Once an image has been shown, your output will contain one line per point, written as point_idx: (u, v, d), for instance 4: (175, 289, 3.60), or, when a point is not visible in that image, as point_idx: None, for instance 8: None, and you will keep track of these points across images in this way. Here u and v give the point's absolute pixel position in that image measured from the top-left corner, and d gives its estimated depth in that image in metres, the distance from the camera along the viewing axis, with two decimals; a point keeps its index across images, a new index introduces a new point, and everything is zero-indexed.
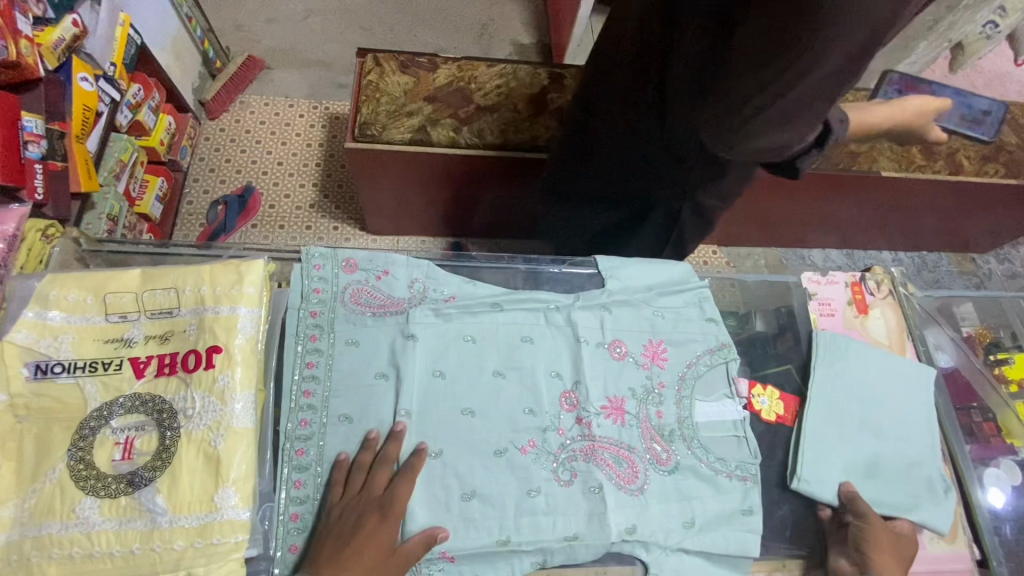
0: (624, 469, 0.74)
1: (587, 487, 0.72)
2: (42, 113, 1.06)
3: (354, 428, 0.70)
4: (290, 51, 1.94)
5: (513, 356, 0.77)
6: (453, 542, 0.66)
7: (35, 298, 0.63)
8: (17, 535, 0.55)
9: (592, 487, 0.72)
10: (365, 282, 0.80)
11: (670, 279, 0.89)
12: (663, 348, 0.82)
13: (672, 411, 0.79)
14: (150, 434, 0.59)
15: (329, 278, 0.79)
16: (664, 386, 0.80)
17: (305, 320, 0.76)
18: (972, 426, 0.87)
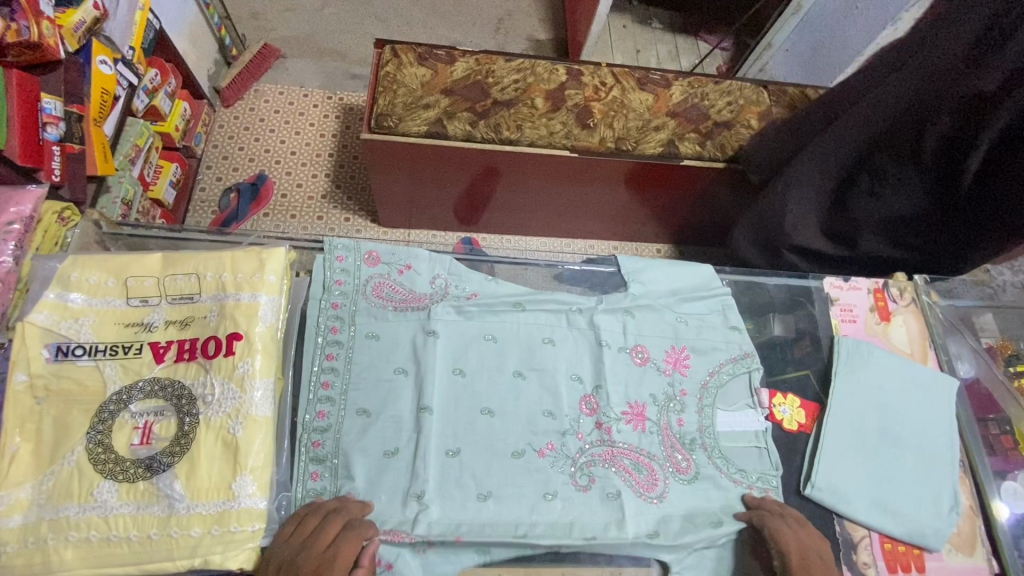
0: (644, 477, 0.73)
1: (604, 493, 0.71)
2: (61, 94, 1.05)
3: (376, 423, 0.70)
4: (306, 40, 1.93)
5: (533, 357, 0.77)
6: (468, 531, 0.65)
7: (56, 280, 0.63)
8: (34, 517, 0.55)
9: (609, 493, 0.71)
10: (388, 276, 0.80)
11: (693, 285, 0.89)
12: (686, 355, 0.82)
13: (693, 419, 0.79)
14: (169, 420, 0.59)
15: (351, 270, 0.78)
16: (685, 394, 0.80)
17: (326, 310, 0.75)
18: (991, 439, 0.85)
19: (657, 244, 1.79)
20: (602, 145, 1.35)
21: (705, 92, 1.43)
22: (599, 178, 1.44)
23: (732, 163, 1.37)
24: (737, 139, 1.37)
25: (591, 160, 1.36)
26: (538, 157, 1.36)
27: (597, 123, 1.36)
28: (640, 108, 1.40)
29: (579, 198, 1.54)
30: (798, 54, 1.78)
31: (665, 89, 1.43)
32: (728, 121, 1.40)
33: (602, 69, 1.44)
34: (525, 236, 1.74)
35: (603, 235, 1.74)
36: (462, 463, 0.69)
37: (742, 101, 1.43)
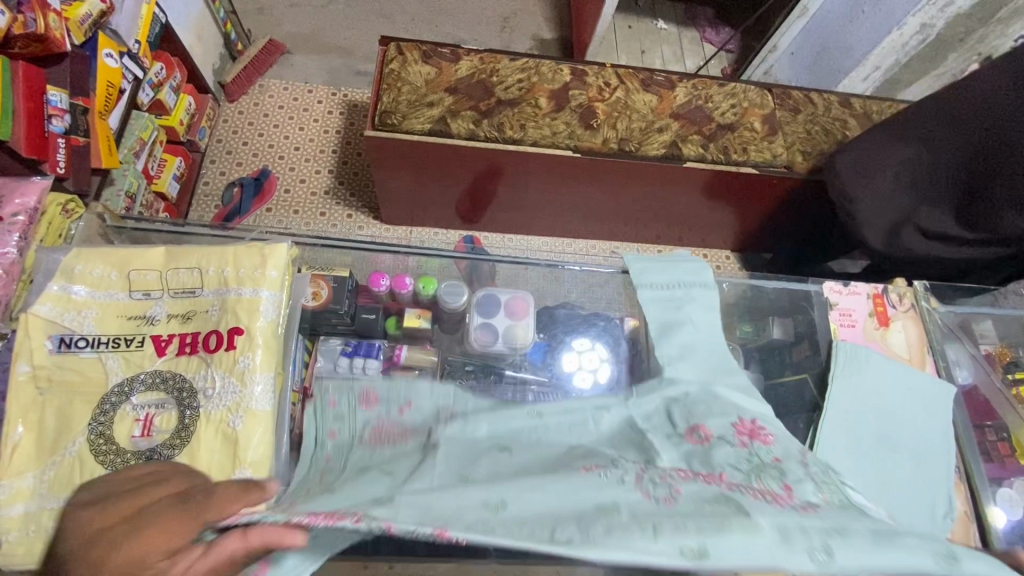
0: (768, 493, 0.49)
1: (696, 499, 0.47)
2: (67, 87, 1.06)
3: (356, 479, 0.54)
4: (311, 36, 1.93)
5: (552, 466, 0.54)
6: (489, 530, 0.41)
7: (60, 272, 0.63)
8: (35, 506, 0.55)
9: (704, 498, 0.48)
10: (386, 417, 0.65)
11: (744, 385, 0.68)
12: (759, 426, 0.61)
13: (808, 489, 0.52)
14: (169, 413, 0.59)
15: (344, 415, 0.67)
16: (779, 461, 0.56)
17: (319, 463, 0.63)
18: (988, 446, 0.85)
19: (659, 245, 1.79)
20: (605, 146, 1.35)
21: (709, 94, 1.44)
22: (601, 179, 1.44)
23: (734, 165, 1.37)
24: (739, 142, 1.38)
25: (593, 161, 1.36)
26: (542, 157, 1.36)
27: (601, 123, 1.36)
28: (644, 110, 1.40)
29: (581, 198, 1.54)
30: (803, 57, 1.78)
31: (669, 91, 1.43)
32: (731, 124, 1.40)
33: (606, 70, 1.44)
34: (526, 235, 1.75)
35: (605, 236, 1.74)
36: (468, 491, 0.47)
37: (746, 104, 1.43)
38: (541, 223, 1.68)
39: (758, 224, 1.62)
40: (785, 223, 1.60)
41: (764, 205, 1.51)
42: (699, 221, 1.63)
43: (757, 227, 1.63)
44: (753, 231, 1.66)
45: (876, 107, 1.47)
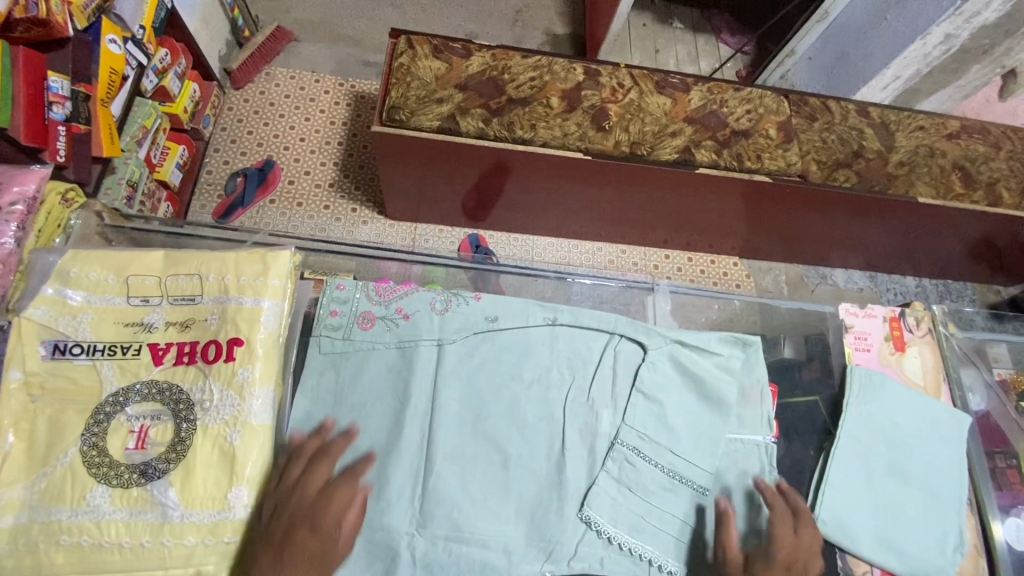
0: (655, 384, 0.78)
1: (583, 363, 0.79)
2: (69, 73, 1.04)
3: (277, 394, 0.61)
4: (320, 24, 1.90)
5: (516, 415, 0.75)
6: (412, 313, 0.78)
7: (55, 274, 0.61)
8: (25, 518, 0.54)
9: (587, 366, 0.79)
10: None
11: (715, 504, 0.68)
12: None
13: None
14: (165, 424, 0.58)
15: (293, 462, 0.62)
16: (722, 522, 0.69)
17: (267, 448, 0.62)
18: (998, 474, 0.83)
19: (666, 249, 1.78)
20: (616, 149, 1.32)
21: (725, 99, 1.40)
22: (613, 180, 1.40)
23: (747, 172, 1.34)
24: (753, 149, 1.35)
25: (605, 164, 1.33)
26: (552, 158, 1.32)
27: (613, 125, 1.34)
28: (658, 113, 1.37)
29: (588, 199, 1.51)
30: (822, 62, 1.73)
31: (684, 94, 1.40)
32: (746, 130, 1.37)
33: (620, 70, 1.41)
34: (533, 235, 1.73)
35: (611, 238, 1.72)
36: (422, 358, 0.75)
37: (762, 110, 1.40)
38: (547, 224, 1.66)
39: (768, 230, 1.59)
40: (797, 232, 1.58)
41: (777, 213, 1.49)
42: (709, 226, 1.60)
43: (766, 235, 1.62)
44: (762, 238, 1.64)
45: (895, 117, 1.44)
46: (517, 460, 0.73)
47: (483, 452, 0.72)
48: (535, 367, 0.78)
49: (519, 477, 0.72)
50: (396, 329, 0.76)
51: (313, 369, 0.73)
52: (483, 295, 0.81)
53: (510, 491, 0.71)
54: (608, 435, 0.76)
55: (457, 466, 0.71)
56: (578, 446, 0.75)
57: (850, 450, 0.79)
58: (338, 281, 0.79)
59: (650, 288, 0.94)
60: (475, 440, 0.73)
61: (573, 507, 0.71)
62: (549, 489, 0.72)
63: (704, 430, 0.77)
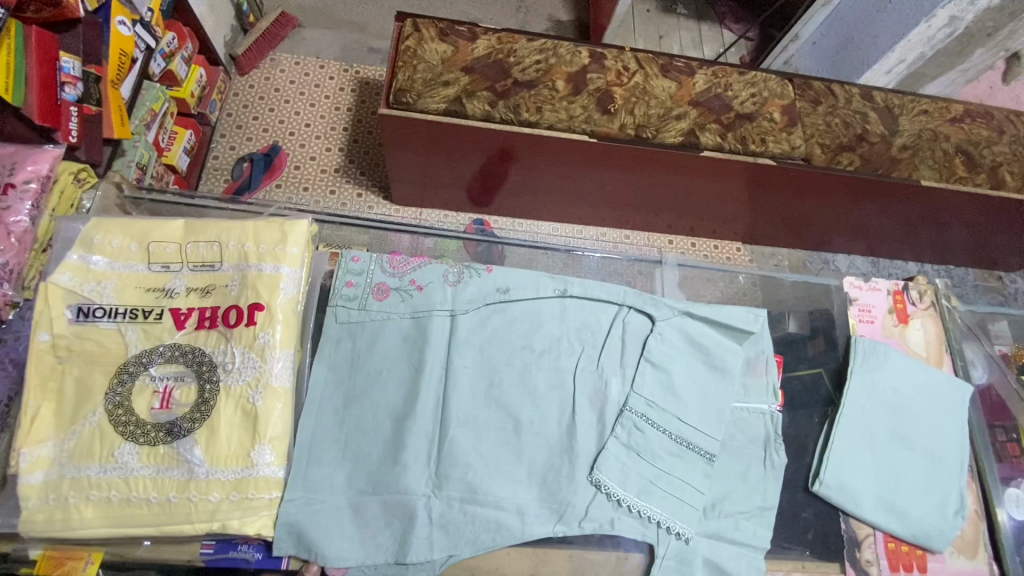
0: (660, 355, 0.80)
1: (591, 334, 0.81)
2: (80, 54, 1.04)
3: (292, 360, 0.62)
4: (324, 11, 1.90)
5: (526, 383, 0.76)
6: (425, 284, 0.79)
7: (80, 241, 0.63)
8: (56, 474, 0.56)
9: (596, 336, 0.81)
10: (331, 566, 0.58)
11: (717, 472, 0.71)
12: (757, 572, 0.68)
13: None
14: (189, 385, 0.59)
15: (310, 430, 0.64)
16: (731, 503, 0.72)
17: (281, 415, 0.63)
18: (998, 446, 0.85)
19: (670, 234, 1.79)
20: (621, 132, 1.33)
21: (729, 83, 1.41)
22: (618, 164, 1.41)
23: (751, 156, 1.34)
24: (758, 132, 1.35)
25: (610, 147, 1.34)
26: (557, 141, 1.33)
27: (619, 108, 1.34)
28: (663, 96, 1.37)
29: (593, 183, 1.52)
30: (826, 47, 1.73)
31: (688, 77, 1.41)
32: (751, 114, 1.37)
33: (625, 54, 1.42)
34: (537, 219, 1.74)
35: (615, 223, 1.73)
36: (434, 327, 0.77)
37: (766, 94, 1.40)
38: (552, 209, 1.68)
39: (771, 215, 1.60)
40: (800, 217, 1.59)
41: (781, 198, 1.50)
42: (713, 211, 1.62)
43: (770, 220, 1.63)
44: (765, 223, 1.65)
45: (899, 101, 1.44)
46: (529, 426, 0.74)
47: (496, 417, 0.74)
48: (545, 337, 0.79)
49: (531, 443, 0.74)
50: (410, 300, 0.78)
51: (330, 338, 0.75)
52: (495, 268, 0.83)
53: (522, 455, 0.73)
54: (617, 402, 0.77)
55: (470, 431, 0.73)
56: (588, 413, 0.76)
57: (854, 418, 0.81)
58: (353, 253, 0.81)
59: (658, 261, 0.96)
60: (488, 406, 0.75)
61: (583, 470, 0.73)
62: (560, 453, 0.74)
63: (709, 398, 0.79)
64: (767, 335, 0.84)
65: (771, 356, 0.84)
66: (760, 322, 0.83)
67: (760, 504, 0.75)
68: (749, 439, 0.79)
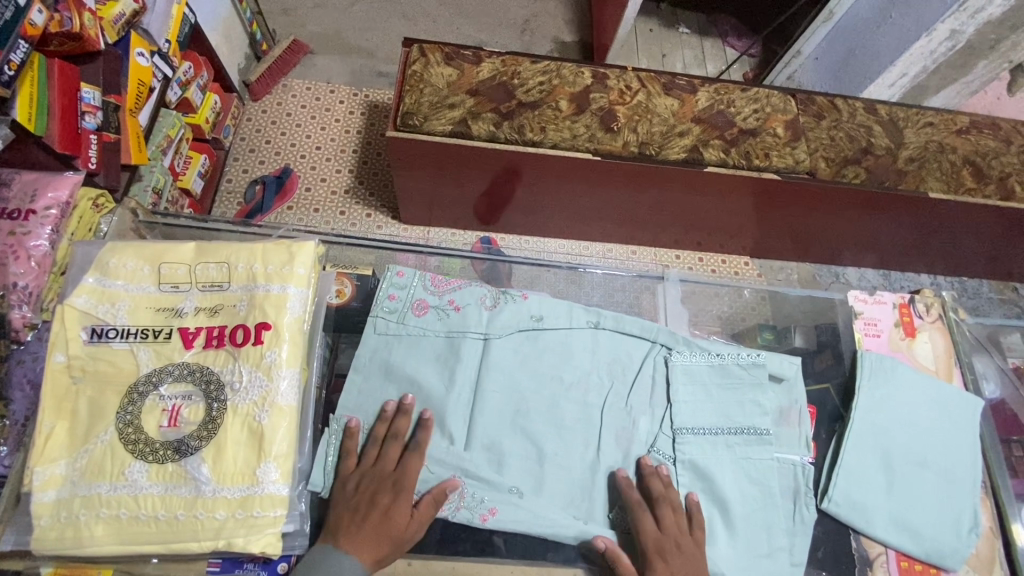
0: (689, 387, 0.80)
1: (617, 369, 0.83)
2: (100, 85, 1.08)
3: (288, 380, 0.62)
4: (334, 37, 1.96)
5: (554, 415, 0.78)
6: (460, 314, 0.82)
7: (96, 265, 0.65)
8: (67, 492, 0.57)
9: (624, 371, 0.83)
10: None
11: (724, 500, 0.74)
12: None
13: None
14: (197, 404, 0.61)
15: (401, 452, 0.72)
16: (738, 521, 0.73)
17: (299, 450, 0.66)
18: (1014, 462, 0.83)
19: (677, 249, 1.79)
20: (625, 149, 1.34)
21: (732, 99, 1.42)
22: (623, 181, 1.42)
23: (756, 170, 1.35)
24: (762, 147, 1.36)
25: (614, 165, 1.35)
26: (562, 159, 1.35)
27: (622, 127, 1.36)
28: (666, 114, 1.38)
29: (600, 201, 1.53)
30: (827, 62, 1.74)
31: (691, 95, 1.42)
32: (754, 129, 1.38)
33: (628, 73, 1.44)
34: (544, 237, 1.76)
35: (622, 239, 1.74)
36: (464, 354, 0.79)
37: (769, 109, 1.41)
38: (559, 227, 1.70)
39: (779, 230, 1.60)
40: (807, 231, 1.59)
41: (787, 210, 1.49)
42: (720, 226, 1.62)
43: (779, 234, 1.62)
44: (773, 237, 1.65)
45: (903, 114, 1.44)
46: (553, 458, 0.75)
47: (521, 446, 0.75)
48: (575, 370, 0.81)
49: (553, 474, 0.74)
50: (446, 319, 0.82)
51: (368, 346, 0.79)
52: (530, 295, 0.86)
53: (544, 486, 0.74)
54: (644, 442, 0.78)
55: (492, 456, 0.74)
56: (613, 451, 0.77)
57: (866, 435, 0.80)
58: (397, 268, 0.86)
59: (659, 277, 0.97)
60: (514, 434, 0.76)
61: (603, 509, 0.74)
62: (581, 491, 0.74)
63: (728, 418, 0.78)
64: (801, 385, 0.82)
65: (804, 406, 0.81)
66: (794, 368, 0.82)
67: (789, 560, 0.72)
68: (778, 489, 0.75)
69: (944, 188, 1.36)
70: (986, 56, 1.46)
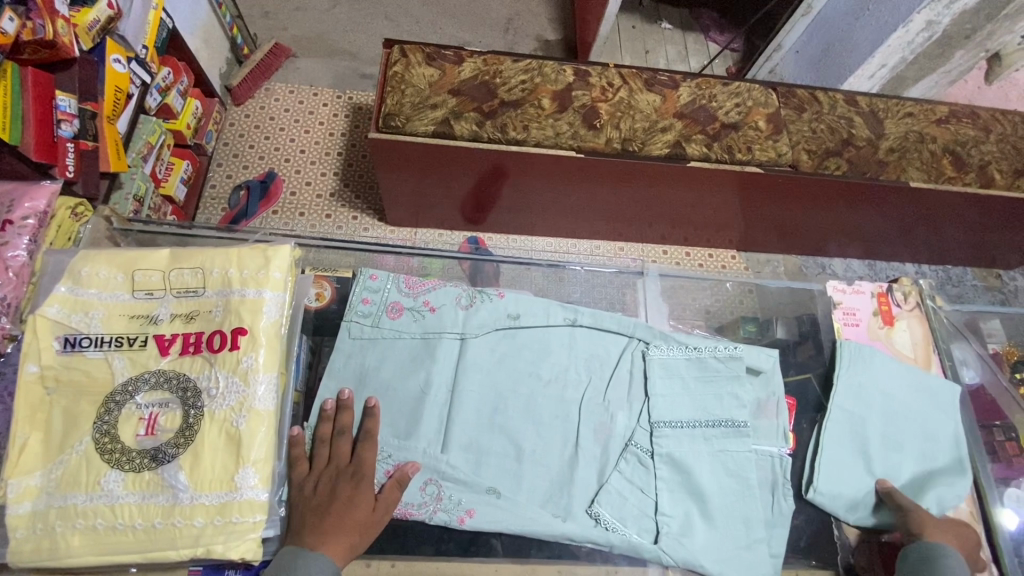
0: (665, 380, 0.80)
1: (594, 365, 0.83)
2: (75, 92, 1.07)
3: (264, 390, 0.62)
4: (316, 40, 1.95)
5: (531, 412, 0.78)
6: (434, 315, 0.82)
7: (68, 274, 0.64)
8: (43, 504, 0.57)
9: (601, 367, 0.83)
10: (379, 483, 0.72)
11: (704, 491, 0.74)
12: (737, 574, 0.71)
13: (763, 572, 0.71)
14: (174, 412, 0.60)
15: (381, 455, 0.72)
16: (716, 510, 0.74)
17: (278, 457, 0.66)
18: (994, 446, 0.84)
19: (664, 244, 1.80)
20: (608, 146, 1.35)
21: (713, 94, 1.43)
22: (607, 178, 1.43)
23: (739, 164, 1.36)
24: (744, 141, 1.37)
25: (597, 161, 1.35)
26: (545, 157, 1.35)
27: (604, 123, 1.36)
28: (648, 110, 1.39)
29: (585, 198, 1.54)
30: (808, 55, 1.75)
31: (672, 90, 1.43)
32: (736, 123, 1.39)
33: (610, 70, 1.44)
34: (531, 236, 1.76)
35: (609, 236, 1.75)
36: (439, 355, 0.80)
37: (750, 103, 1.42)
38: (546, 225, 1.69)
39: (764, 223, 1.61)
40: (792, 223, 1.60)
41: (770, 203, 1.50)
42: (705, 220, 1.63)
43: (764, 226, 1.63)
44: (758, 230, 1.66)
45: (883, 105, 1.46)
46: (530, 455, 0.75)
47: (498, 443, 0.76)
48: (552, 366, 0.82)
49: (531, 470, 0.75)
50: (422, 320, 0.81)
51: (343, 351, 0.79)
52: (506, 293, 0.85)
53: (522, 482, 0.74)
54: (622, 436, 0.78)
55: (471, 455, 0.74)
56: (592, 446, 0.77)
57: (843, 423, 0.81)
58: (369, 272, 0.85)
59: (641, 272, 0.98)
60: (492, 433, 0.76)
61: (582, 503, 0.74)
62: (560, 486, 0.74)
63: (706, 410, 0.79)
64: (778, 376, 0.82)
65: (782, 399, 0.82)
66: (771, 361, 0.83)
67: (768, 552, 0.73)
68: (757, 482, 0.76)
69: (925, 177, 1.37)
70: (963, 46, 1.48)
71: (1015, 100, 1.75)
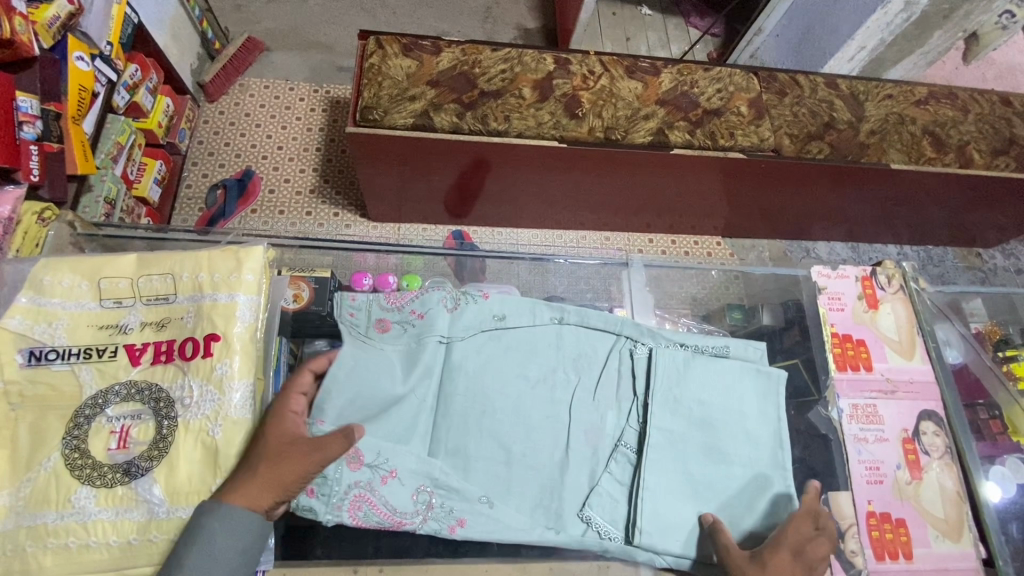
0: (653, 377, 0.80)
1: (581, 364, 0.82)
2: (37, 93, 1.03)
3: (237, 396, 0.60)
4: (290, 33, 1.90)
5: (520, 414, 0.77)
6: (419, 316, 0.80)
7: (29, 283, 0.61)
8: (12, 525, 0.54)
9: (589, 366, 0.82)
10: (369, 488, 0.68)
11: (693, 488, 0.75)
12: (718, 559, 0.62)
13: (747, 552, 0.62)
14: (146, 423, 0.58)
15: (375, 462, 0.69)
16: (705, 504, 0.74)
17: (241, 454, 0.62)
18: (979, 424, 0.85)
19: (649, 233, 1.79)
20: (591, 135, 1.33)
21: (695, 80, 1.41)
22: (590, 167, 1.41)
23: (721, 150, 1.35)
24: (727, 127, 1.36)
25: (580, 151, 1.34)
26: (527, 147, 1.33)
27: (586, 112, 1.34)
28: (629, 97, 1.37)
29: (568, 189, 1.52)
30: (788, 39, 1.75)
31: (654, 77, 1.41)
32: (718, 109, 1.38)
33: (590, 57, 1.42)
34: (515, 228, 1.74)
35: (594, 226, 1.74)
36: (424, 357, 0.78)
37: (732, 88, 1.41)
38: (530, 216, 1.67)
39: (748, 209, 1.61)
40: (774, 207, 1.60)
41: (754, 188, 1.49)
42: (690, 208, 1.62)
43: (749, 212, 1.63)
44: (743, 216, 1.66)
45: (864, 87, 1.45)
46: (520, 459, 0.75)
47: (486, 448, 0.75)
48: (540, 367, 0.81)
49: (522, 474, 0.74)
50: (411, 330, 0.80)
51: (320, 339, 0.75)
52: (492, 293, 0.84)
53: (512, 487, 0.73)
54: (612, 437, 0.78)
55: (458, 460, 0.73)
56: (582, 447, 0.77)
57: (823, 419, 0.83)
58: (348, 296, 0.81)
59: (625, 263, 0.96)
60: (480, 437, 0.75)
61: (572, 506, 0.73)
62: (550, 489, 0.74)
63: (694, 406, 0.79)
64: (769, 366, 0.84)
65: None
66: (760, 353, 0.85)
67: None
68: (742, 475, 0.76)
69: (906, 158, 1.38)
70: (941, 26, 1.49)
71: (993, 80, 1.76)
